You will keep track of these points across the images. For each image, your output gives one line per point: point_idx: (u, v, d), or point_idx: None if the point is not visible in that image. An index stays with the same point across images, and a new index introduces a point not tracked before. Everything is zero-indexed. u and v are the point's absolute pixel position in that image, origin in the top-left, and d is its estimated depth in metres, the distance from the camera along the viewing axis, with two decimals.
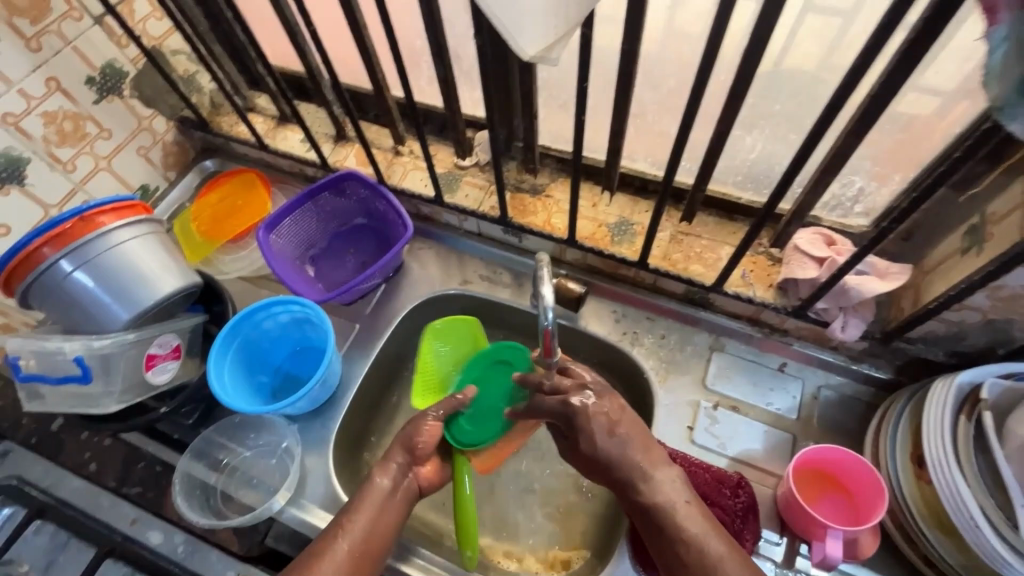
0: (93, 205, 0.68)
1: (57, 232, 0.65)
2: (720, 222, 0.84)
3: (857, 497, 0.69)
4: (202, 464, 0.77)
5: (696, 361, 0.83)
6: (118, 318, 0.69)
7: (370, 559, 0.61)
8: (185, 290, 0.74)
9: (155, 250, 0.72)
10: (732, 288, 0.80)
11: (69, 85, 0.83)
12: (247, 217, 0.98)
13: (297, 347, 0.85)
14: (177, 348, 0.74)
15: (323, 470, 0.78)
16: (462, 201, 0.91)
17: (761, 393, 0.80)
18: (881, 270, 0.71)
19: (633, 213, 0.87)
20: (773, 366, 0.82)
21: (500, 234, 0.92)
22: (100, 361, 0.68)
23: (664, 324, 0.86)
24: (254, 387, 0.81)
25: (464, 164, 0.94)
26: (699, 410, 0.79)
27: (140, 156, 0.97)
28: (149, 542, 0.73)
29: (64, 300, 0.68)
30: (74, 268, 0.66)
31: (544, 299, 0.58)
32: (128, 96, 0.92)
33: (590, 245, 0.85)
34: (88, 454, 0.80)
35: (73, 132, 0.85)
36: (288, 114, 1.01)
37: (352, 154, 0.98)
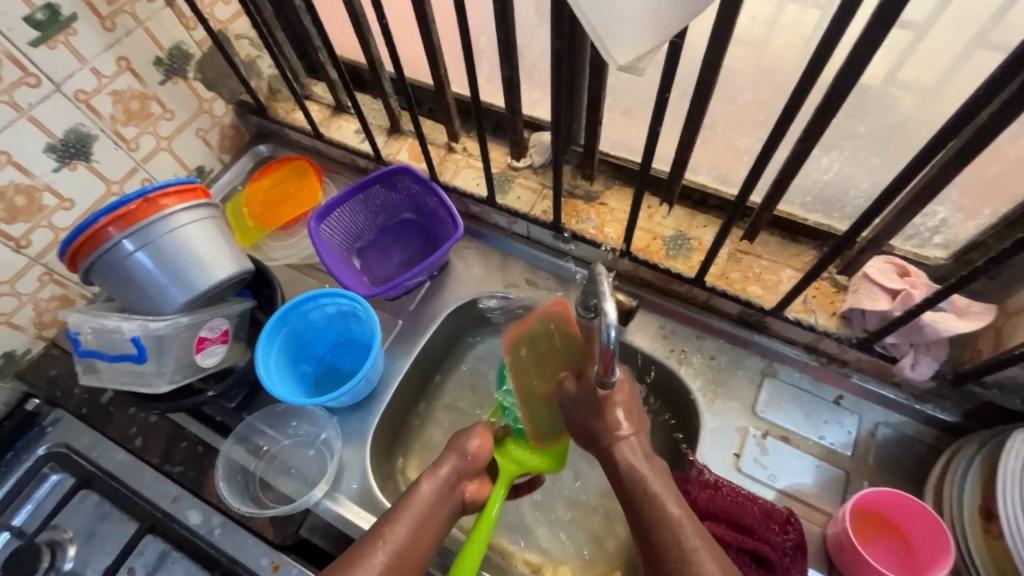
0: (157, 187, 0.68)
1: (123, 212, 0.66)
2: (782, 243, 0.81)
3: (913, 544, 0.66)
4: (242, 449, 0.77)
5: (746, 385, 0.80)
6: (174, 300, 0.70)
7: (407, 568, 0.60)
8: (238, 276, 0.74)
9: (212, 235, 0.72)
10: (793, 314, 0.77)
11: (138, 65, 0.84)
12: (299, 206, 0.98)
13: (340, 339, 0.85)
14: (225, 332, 0.75)
15: (359, 465, 0.77)
16: (514, 203, 0.90)
17: (814, 425, 0.77)
18: (961, 308, 0.66)
19: (690, 227, 0.84)
20: (829, 398, 0.78)
21: (549, 239, 0.90)
22: (155, 341, 0.69)
23: (714, 344, 0.83)
24: (298, 377, 0.81)
25: (518, 165, 0.92)
26: (747, 437, 0.77)
27: (199, 138, 0.98)
28: (188, 521, 0.74)
29: (123, 280, 0.69)
30: (137, 248, 0.67)
31: (606, 315, 0.56)
32: (192, 78, 0.93)
33: (644, 257, 0.83)
34: (134, 429, 0.82)
35: (139, 112, 0.87)
36: (344, 104, 1.01)
37: (405, 148, 0.97)
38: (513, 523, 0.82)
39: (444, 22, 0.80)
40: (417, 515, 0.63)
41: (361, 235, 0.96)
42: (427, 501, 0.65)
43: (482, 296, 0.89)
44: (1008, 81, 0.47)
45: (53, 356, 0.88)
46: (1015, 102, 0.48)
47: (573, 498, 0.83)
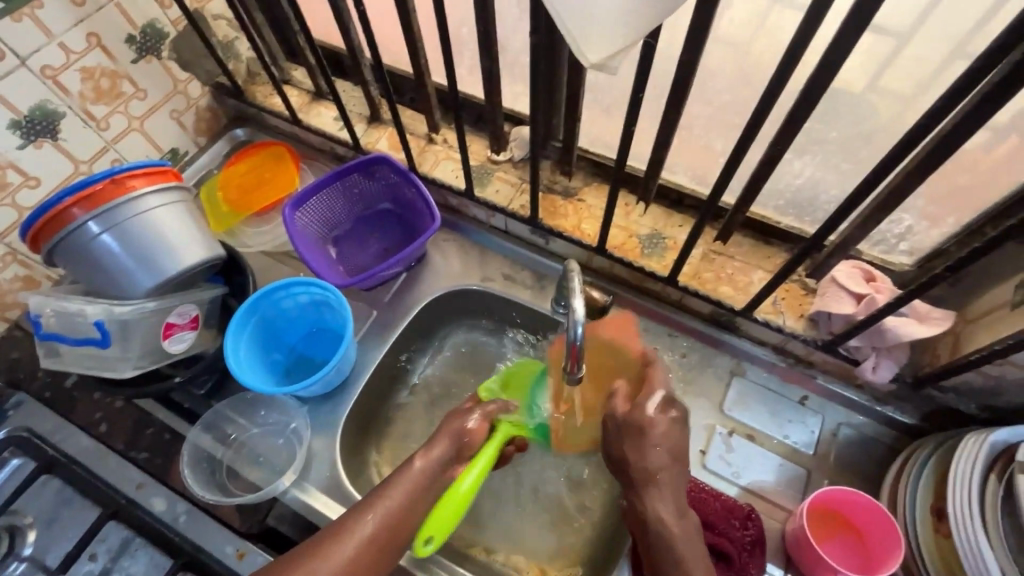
0: (125, 168, 0.67)
1: (89, 193, 0.64)
2: (755, 244, 0.82)
3: (867, 540, 0.68)
4: (210, 436, 0.76)
5: (715, 384, 0.81)
6: (142, 284, 0.69)
7: (388, 543, 0.61)
8: (209, 261, 0.73)
9: (182, 219, 0.71)
10: (762, 315, 0.78)
11: (109, 42, 0.82)
12: (274, 192, 0.97)
13: (312, 328, 0.85)
14: (195, 318, 0.74)
15: (328, 455, 0.78)
16: (493, 197, 0.90)
17: (778, 424, 0.79)
18: (922, 313, 0.68)
19: (666, 226, 0.85)
20: (795, 398, 0.80)
21: (527, 234, 0.90)
22: (120, 326, 0.68)
23: (685, 343, 0.84)
24: (268, 365, 0.81)
25: (497, 159, 0.92)
26: (713, 435, 0.78)
27: (173, 119, 0.96)
28: (152, 508, 0.74)
29: (87, 263, 0.67)
30: (102, 230, 0.66)
31: (575, 312, 0.57)
32: (167, 58, 0.91)
33: (619, 254, 0.83)
34: (99, 414, 0.80)
35: (110, 90, 0.85)
36: (324, 90, 1.00)
37: (385, 137, 0.96)
38: (482, 515, 0.83)
39: (425, 11, 0.79)
40: (408, 490, 0.63)
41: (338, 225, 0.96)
42: (420, 477, 0.64)
43: (458, 289, 0.89)
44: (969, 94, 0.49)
45: (16, 338, 0.86)
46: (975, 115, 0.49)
47: (544, 493, 0.84)
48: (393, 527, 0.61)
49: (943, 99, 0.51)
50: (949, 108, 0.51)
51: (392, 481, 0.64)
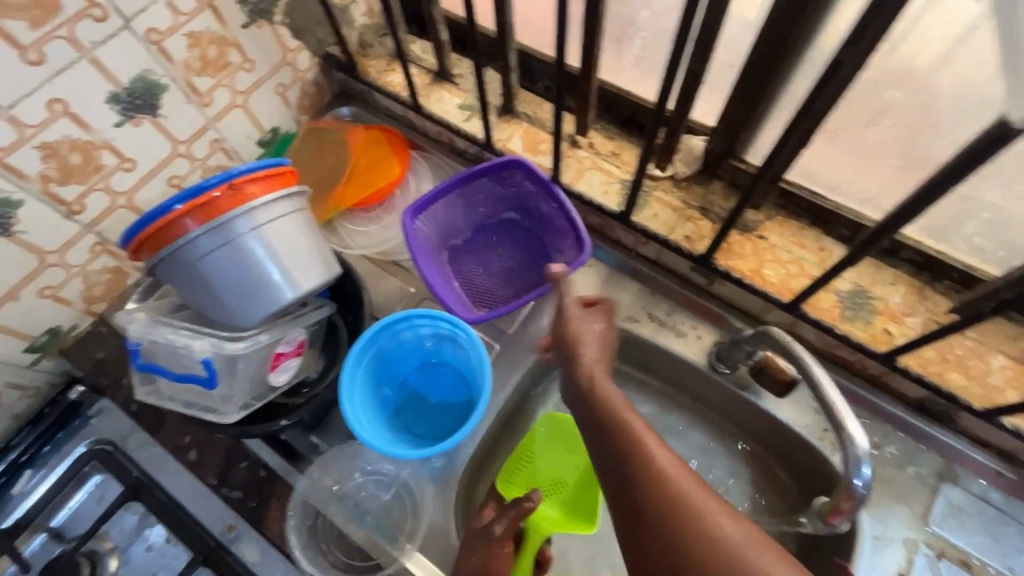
0: (244, 170, 0.54)
1: (203, 201, 0.52)
2: (994, 320, 0.64)
3: None
4: (313, 487, 0.65)
5: (916, 488, 0.66)
6: (254, 311, 0.57)
7: None
8: (327, 284, 0.61)
9: (301, 233, 0.59)
10: (1009, 420, 0.61)
11: (221, 3, 0.68)
12: (371, 183, 0.83)
13: (428, 361, 0.72)
14: (301, 344, 0.63)
15: (442, 518, 0.65)
16: (650, 222, 0.74)
17: (999, 551, 0.63)
18: None
19: (873, 283, 0.67)
20: (1022, 520, 0.64)
21: (685, 270, 0.75)
22: (228, 361, 0.57)
23: (882, 432, 0.68)
24: (380, 404, 0.69)
25: (657, 175, 0.75)
26: (915, 555, 0.63)
27: (277, 95, 0.83)
28: (245, 558, 0.65)
29: (194, 288, 0.56)
30: (216, 247, 0.54)
31: (856, 441, 0.48)
32: (278, 23, 0.77)
33: (813, 315, 0.67)
34: (187, 438, 0.70)
35: (216, 60, 0.72)
36: (448, 71, 0.84)
37: (519, 135, 0.81)
38: None
39: None
40: None
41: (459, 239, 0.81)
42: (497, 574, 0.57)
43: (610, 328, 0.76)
44: None
45: (100, 335, 0.77)
46: None
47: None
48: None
49: None
50: None
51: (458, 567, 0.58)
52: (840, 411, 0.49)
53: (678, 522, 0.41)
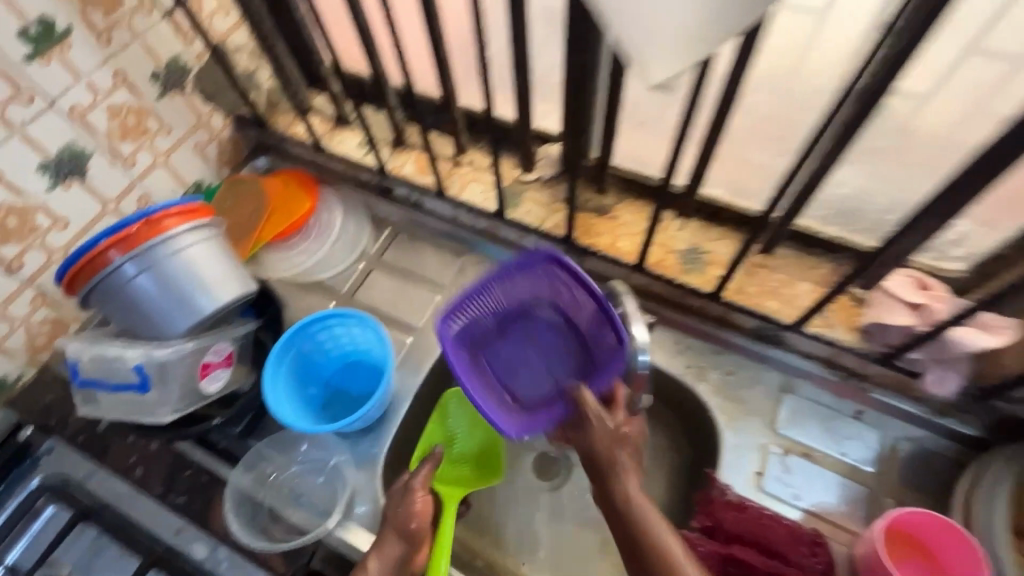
0: (160, 207, 0.66)
1: (125, 235, 0.63)
2: (798, 255, 0.79)
3: (943, 562, 0.64)
4: (249, 476, 0.73)
5: (765, 402, 0.79)
6: (177, 325, 0.67)
7: None
8: (244, 298, 0.71)
9: (216, 255, 0.69)
10: (811, 329, 0.77)
11: (135, 79, 0.81)
12: (283, 220, 0.93)
13: (347, 360, 0.83)
14: (229, 355, 0.73)
15: (370, 490, 0.75)
16: (524, 217, 0.89)
17: (835, 441, 0.76)
18: (988, 323, 0.65)
19: (705, 240, 0.83)
20: (849, 413, 0.77)
21: (560, 254, 0.88)
22: (157, 369, 0.66)
23: (732, 360, 0.81)
24: (306, 400, 0.79)
25: (527, 179, 0.90)
26: (768, 455, 0.75)
27: (197, 152, 0.95)
28: (194, 555, 0.71)
29: (124, 309, 0.66)
30: (138, 272, 0.64)
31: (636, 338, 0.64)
32: (190, 92, 0.90)
33: (658, 272, 0.82)
34: (134, 458, 0.78)
35: (135, 127, 0.84)
36: (347, 116, 0.99)
37: (411, 161, 0.96)
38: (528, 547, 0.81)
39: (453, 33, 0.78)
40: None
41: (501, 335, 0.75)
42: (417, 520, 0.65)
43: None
44: None
45: (45, 381, 0.84)
46: None
47: (590, 532, 0.80)
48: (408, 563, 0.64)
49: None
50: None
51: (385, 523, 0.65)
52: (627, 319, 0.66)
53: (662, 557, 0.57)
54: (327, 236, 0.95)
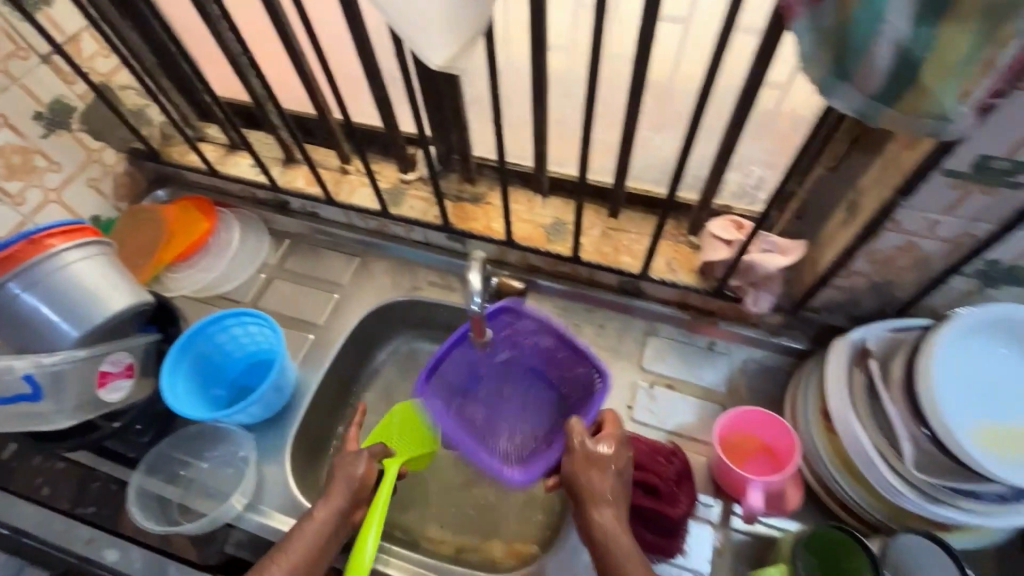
0: (42, 228, 0.71)
1: (6, 255, 0.69)
2: (644, 216, 0.91)
3: (778, 451, 0.75)
4: (157, 477, 0.79)
5: (632, 346, 0.89)
6: (68, 335, 0.71)
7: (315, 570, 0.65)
8: (137, 307, 0.77)
9: (105, 268, 0.75)
10: (658, 275, 0.87)
11: (17, 120, 0.86)
12: (182, 244, 0.99)
13: (251, 360, 0.88)
14: (130, 366, 0.78)
15: (280, 476, 0.80)
16: (408, 212, 0.96)
17: (692, 370, 0.87)
18: (783, 246, 0.78)
19: (567, 214, 0.93)
20: (703, 345, 0.88)
21: (445, 241, 0.98)
22: (51, 377, 0.70)
23: (602, 315, 0.92)
24: (209, 401, 0.84)
25: (408, 179, 0.99)
26: (637, 390, 0.85)
27: (91, 188, 1.00)
28: (105, 560, 0.74)
29: (15, 322, 0.70)
30: (22, 290, 0.69)
31: (471, 285, 0.67)
32: (77, 130, 0.95)
33: (528, 245, 0.91)
34: (40, 479, 0.80)
35: (22, 166, 0.88)
36: (237, 141, 1.05)
37: (301, 176, 1.02)
38: (440, 510, 0.87)
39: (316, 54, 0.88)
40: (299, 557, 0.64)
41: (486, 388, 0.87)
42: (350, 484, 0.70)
43: (413, 301, 0.95)
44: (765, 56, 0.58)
45: None
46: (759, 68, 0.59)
47: (495, 496, 0.88)
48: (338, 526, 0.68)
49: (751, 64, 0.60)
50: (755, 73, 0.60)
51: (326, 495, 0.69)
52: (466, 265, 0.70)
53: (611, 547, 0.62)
54: (227, 251, 1.00)
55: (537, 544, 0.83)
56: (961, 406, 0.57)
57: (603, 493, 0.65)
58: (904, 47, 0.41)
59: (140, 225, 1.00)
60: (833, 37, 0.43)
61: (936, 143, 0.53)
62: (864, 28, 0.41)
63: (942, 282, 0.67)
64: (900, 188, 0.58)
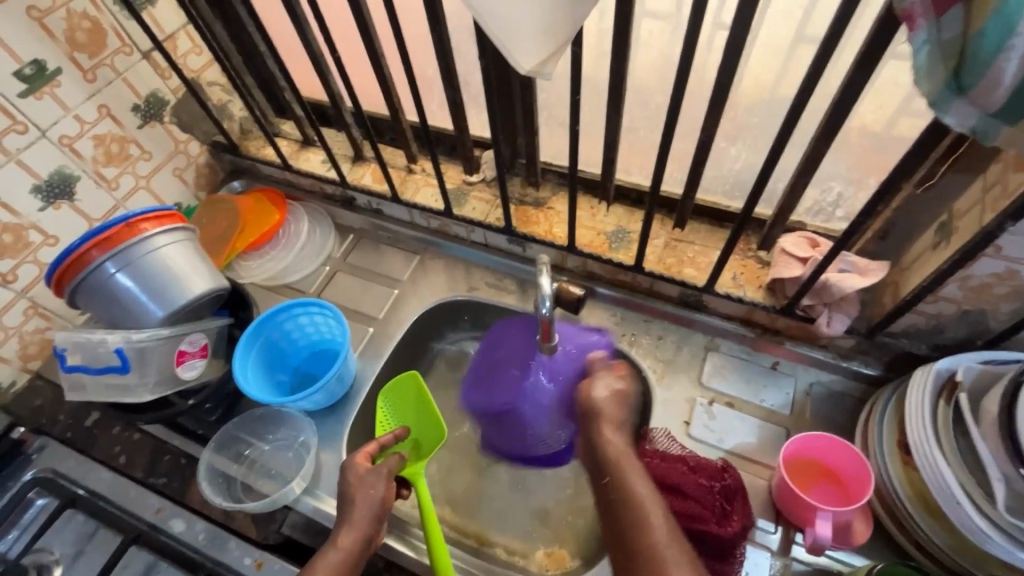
0: (137, 213, 0.76)
1: (104, 237, 0.73)
2: (711, 229, 0.90)
3: (846, 481, 0.72)
4: (224, 455, 0.82)
5: (692, 360, 0.87)
6: (154, 315, 0.76)
7: None
8: (215, 292, 0.81)
9: (188, 253, 0.79)
10: (722, 289, 0.85)
11: (118, 112, 0.93)
12: (255, 233, 1.03)
13: (314, 349, 0.92)
14: (204, 347, 0.82)
15: (336, 464, 0.82)
16: (470, 214, 0.97)
17: (754, 390, 0.84)
18: (862, 267, 0.74)
19: (630, 222, 0.93)
20: (766, 364, 0.86)
21: (504, 244, 0.98)
22: (137, 353, 0.75)
23: (662, 326, 0.91)
24: (274, 385, 0.87)
25: (472, 180, 1.00)
26: (695, 406, 0.83)
27: (175, 177, 1.06)
28: (172, 530, 0.78)
29: (108, 297, 0.75)
30: (117, 269, 0.74)
31: (543, 288, 0.65)
32: (168, 122, 1.01)
33: (589, 251, 0.91)
34: (118, 447, 0.85)
35: (118, 154, 0.95)
36: (311, 138, 1.10)
37: (369, 173, 1.05)
38: (485, 511, 0.88)
39: (394, 57, 0.91)
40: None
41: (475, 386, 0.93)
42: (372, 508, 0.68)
43: (473, 301, 0.98)
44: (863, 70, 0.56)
45: (37, 387, 0.92)
46: (856, 81, 0.57)
47: (542, 502, 0.87)
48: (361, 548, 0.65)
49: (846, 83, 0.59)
50: (851, 86, 0.58)
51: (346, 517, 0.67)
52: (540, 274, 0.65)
53: (647, 537, 0.56)
54: (296, 242, 1.05)
55: (582, 556, 0.81)
56: None
57: (632, 475, 0.61)
58: None
59: (219, 214, 1.06)
60: (953, 50, 0.41)
61: None
62: (993, 42, 0.39)
63: None
64: (1008, 213, 0.54)
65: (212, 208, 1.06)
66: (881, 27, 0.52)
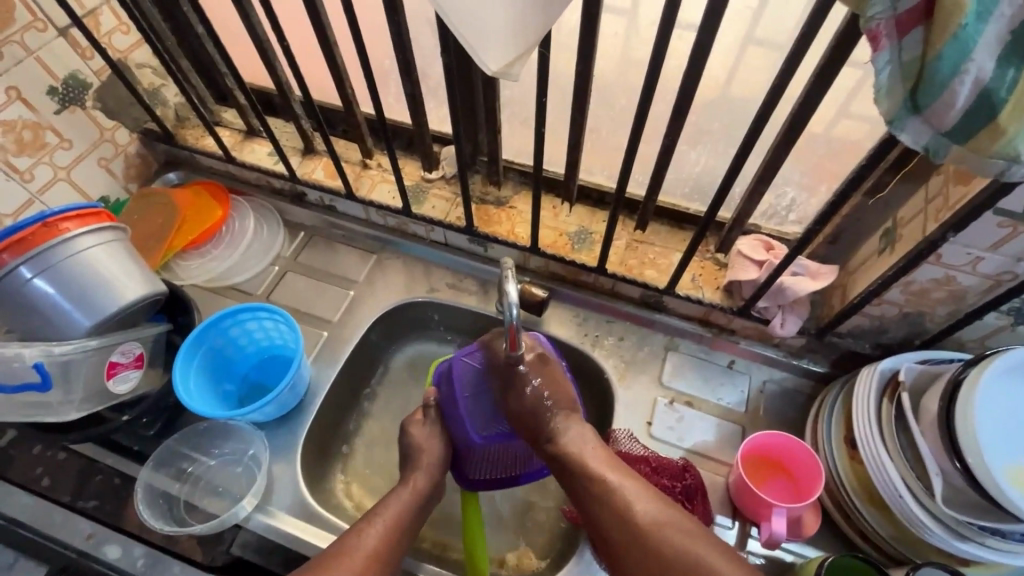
0: (56, 211, 0.68)
1: (18, 239, 0.65)
2: (671, 230, 0.91)
3: (795, 475, 0.75)
4: (164, 473, 0.76)
5: (652, 360, 0.88)
6: (80, 325, 0.69)
7: (393, 553, 0.64)
8: (150, 297, 0.74)
9: (120, 256, 0.72)
10: (683, 291, 0.86)
11: (30, 95, 0.83)
12: (193, 229, 0.95)
13: (264, 356, 0.87)
14: (139, 356, 0.75)
15: (290, 476, 0.78)
16: (429, 212, 0.94)
17: (711, 388, 0.86)
18: (813, 270, 0.77)
19: (592, 223, 0.92)
20: (723, 363, 0.88)
21: (465, 243, 0.96)
22: (61, 367, 0.67)
23: (623, 327, 0.91)
24: (220, 396, 0.82)
25: (431, 177, 0.96)
26: (656, 406, 0.84)
27: (101, 167, 0.96)
28: (106, 556, 0.72)
29: (21, 304, 0.67)
30: (35, 274, 0.66)
31: (508, 296, 0.60)
32: (91, 107, 0.91)
33: (552, 252, 0.90)
34: (40, 469, 0.77)
35: (32, 142, 0.85)
36: (255, 128, 1.02)
37: (321, 167, 0.99)
38: (449, 518, 0.86)
39: (347, 47, 0.87)
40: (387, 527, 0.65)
41: (447, 414, 0.76)
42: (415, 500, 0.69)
43: (432, 302, 0.95)
44: (820, 86, 0.57)
45: None
46: (814, 93, 0.58)
47: (503, 506, 0.86)
48: (391, 544, 0.64)
49: (803, 94, 0.60)
50: (812, 99, 0.59)
51: (378, 512, 0.66)
52: (506, 280, 0.61)
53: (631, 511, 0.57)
54: (241, 241, 0.98)
55: (548, 558, 0.81)
56: (997, 444, 0.57)
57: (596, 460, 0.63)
58: (986, 86, 0.41)
59: (154, 209, 0.97)
60: (913, 71, 0.42)
61: (992, 183, 0.52)
62: (950, 66, 0.40)
63: (976, 318, 0.67)
64: (950, 224, 0.57)
65: (147, 203, 0.97)
66: (840, 45, 0.53)
